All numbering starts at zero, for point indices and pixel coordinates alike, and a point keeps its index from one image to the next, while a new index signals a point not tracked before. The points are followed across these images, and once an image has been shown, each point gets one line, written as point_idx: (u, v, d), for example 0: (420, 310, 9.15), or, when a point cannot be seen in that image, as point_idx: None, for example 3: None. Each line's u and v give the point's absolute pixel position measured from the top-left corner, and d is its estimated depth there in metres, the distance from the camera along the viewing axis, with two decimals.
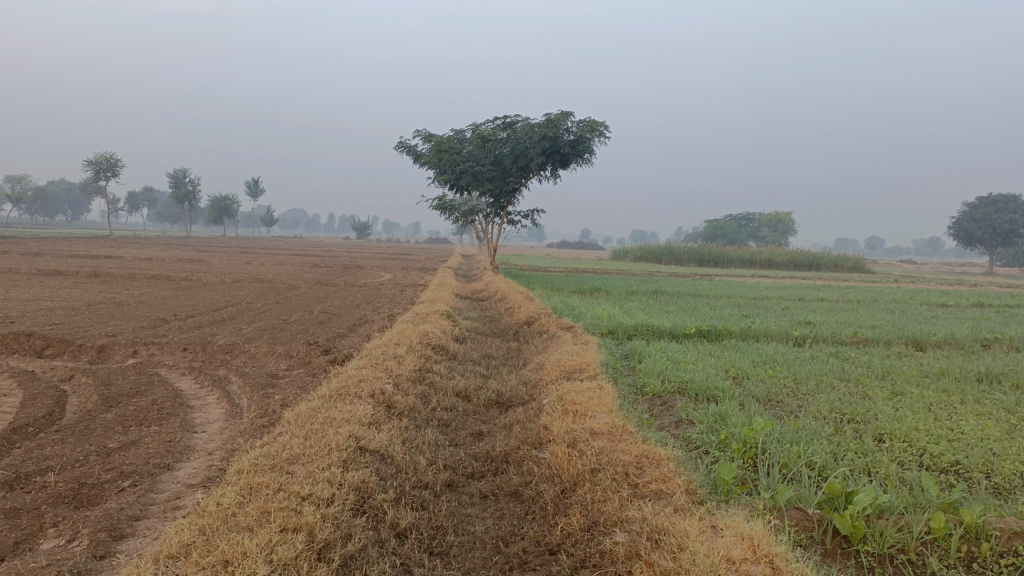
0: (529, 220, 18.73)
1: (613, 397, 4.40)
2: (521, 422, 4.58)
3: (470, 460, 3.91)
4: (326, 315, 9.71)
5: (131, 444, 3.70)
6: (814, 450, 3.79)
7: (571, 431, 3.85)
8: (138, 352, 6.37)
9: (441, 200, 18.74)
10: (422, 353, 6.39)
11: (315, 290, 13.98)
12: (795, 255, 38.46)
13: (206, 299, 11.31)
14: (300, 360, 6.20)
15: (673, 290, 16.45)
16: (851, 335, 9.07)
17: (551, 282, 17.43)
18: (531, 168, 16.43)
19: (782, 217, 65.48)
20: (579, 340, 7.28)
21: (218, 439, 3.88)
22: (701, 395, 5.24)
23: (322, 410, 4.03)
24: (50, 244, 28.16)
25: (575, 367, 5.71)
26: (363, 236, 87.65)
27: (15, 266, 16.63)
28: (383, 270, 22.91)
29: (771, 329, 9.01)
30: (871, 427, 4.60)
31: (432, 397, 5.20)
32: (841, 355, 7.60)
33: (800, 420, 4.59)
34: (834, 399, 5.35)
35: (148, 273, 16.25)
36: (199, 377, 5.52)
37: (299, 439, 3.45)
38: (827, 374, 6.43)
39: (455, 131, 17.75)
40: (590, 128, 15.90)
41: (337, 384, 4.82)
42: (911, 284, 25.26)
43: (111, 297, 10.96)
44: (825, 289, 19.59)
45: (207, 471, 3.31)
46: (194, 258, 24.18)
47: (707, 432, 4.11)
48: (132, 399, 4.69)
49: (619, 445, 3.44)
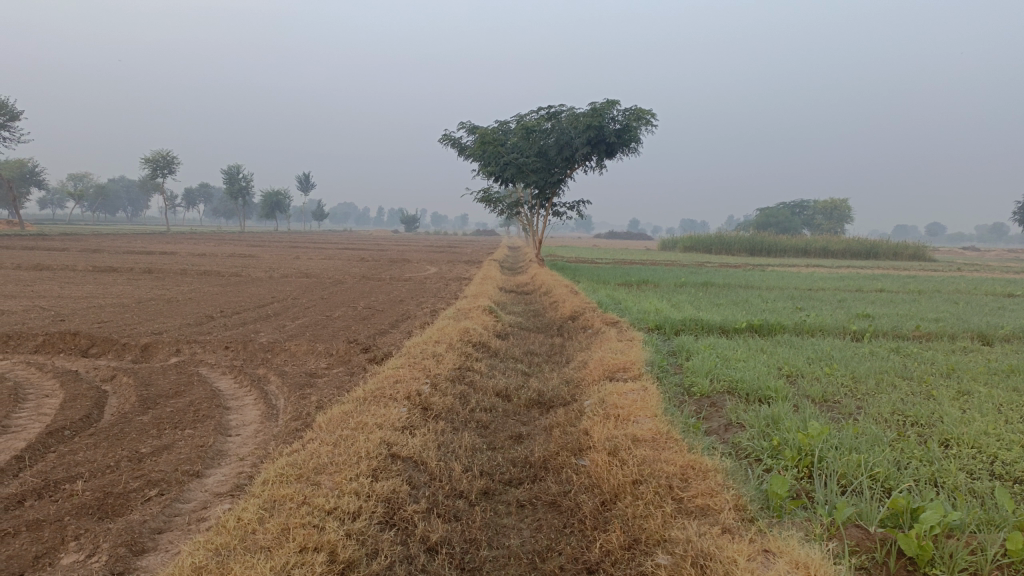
0: (575, 211, 18.48)
1: (658, 400, 4.18)
2: (562, 425, 4.40)
3: (507, 466, 3.76)
4: (369, 311, 9.67)
5: (163, 449, 3.65)
6: (875, 459, 3.54)
7: (612, 438, 3.66)
8: (180, 350, 6.39)
9: (486, 192, 18.63)
10: (463, 351, 6.26)
11: (360, 285, 14.00)
12: (851, 243, 37.38)
13: (253, 295, 11.40)
14: (339, 359, 6.13)
15: (723, 281, 16.03)
16: (912, 329, 8.65)
17: (598, 274, 17.15)
18: (576, 159, 16.17)
19: (836, 204, 63.84)
20: (625, 336, 7.07)
21: (252, 443, 3.81)
22: (752, 395, 5.00)
23: (355, 415, 3.92)
24: (107, 241, 28.98)
25: (619, 366, 5.51)
26: (411, 230, 88.13)
27: (73, 262, 17.09)
28: (430, 263, 22.96)
29: (827, 323, 8.64)
30: (936, 431, 4.31)
31: (470, 397, 5.06)
32: (902, 350, 7.24)
33: (859, 424, 4.33)
34: (895, 400, 5.05)
35: (198, 269, 16.52)
36: (238, 376, 5.48)
37: (329, 447, 3.33)
38: (887, 372, 6.09)
39: (499, 123, 17.60)
40: (636, 117, 15.53)
41: (373, 385, 4.70)
42: (976, 273, 24.18)
43: (160, 294, 11.12)
44: (885, 279, 18.84)
45: (235, 479, 3.23)
46: (245, 253, 24.56)
47: (758, 438, 3.88)
48: (169, 401, 4.66)
49: (664, 454, 3.23)
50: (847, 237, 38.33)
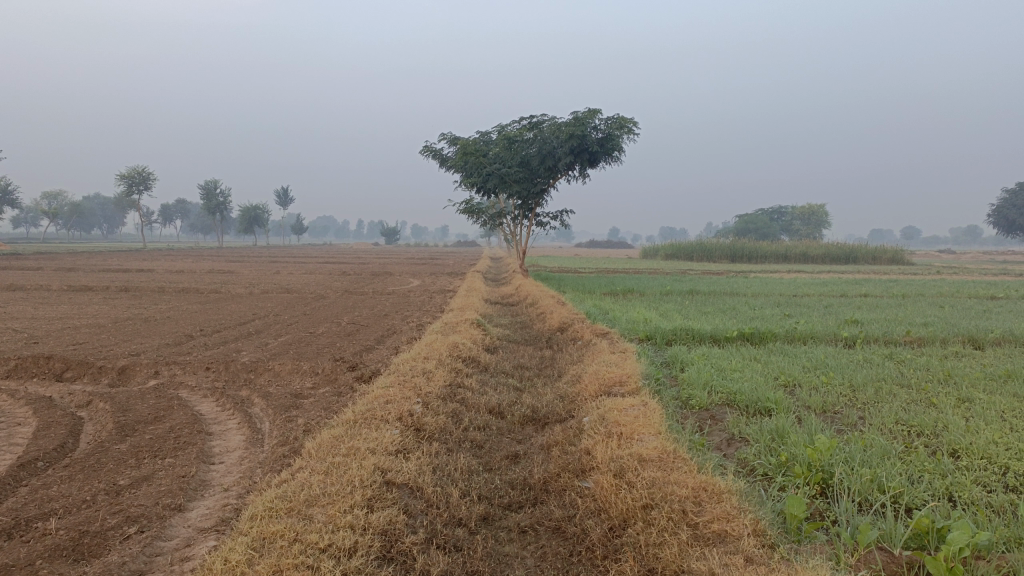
0: (558, 221, 18.39)
1: (660, 417, 4.04)
2: (560, 444, 4.25)
3: (506, 489, 3.59)
4: (353, 326, 9.46)
5: (143, 481, 3.45)
6: (888, 473, 3.43)
7: (616, 459, 3.51)
8: (159, 372, 6.16)
9: (468, 203, 18.49)
10: (453, 368, 6.09)
11: (343, 300, 13.77)
12: (831, 249, 37.65)
13: (233, 312, 11.16)
14: (325, 378, 5.93)
15: (709, 289, 15.97)
16: (903, 334, 8.59)
17: (583, 284, 17.04)
18: (558, 169, 16.08)
19: (814, 210, 64.39)
20: (617, 347, 6.93)
21: (237, 472, 3.61)
22: (752, 407, 4.88)
23: (345, 439, 3.73)
24: (83, 259, 28.57)
25: (614, 381, 5.37)
26: (392, 242, 87.77)
27: (47, 282, 16.72)
28: (413, 275, 22.72)
29: (818, 330, 8.57)
30: (943, 441, 4.21)
31: (463, 415, 4.89)
32: (895, 357, 7.15)
33: (865, 436, 4.22)
34: (898, 409, 4.95)
35: (177, 286, 16.21)
36: (221, 398, 5.27)
37: (320, 475, 3.15)
38: (885, 380, 5.99)
39: (480, 134, 17.49)
40: (618, 126, 15.48)
41: (363, 406, 4.51)
42: (955, 275, 24.29)
43: (138, 313, 10.83)
44: (868, 283, 18.85)
45: (221, 512, 3.04)
46: (223, 269, 24.18)
47: (765, 455, 3.75)
48: (148, 427, 4.45)
49: (673, 476, 3.09)
50: (827, 243, 38.61)
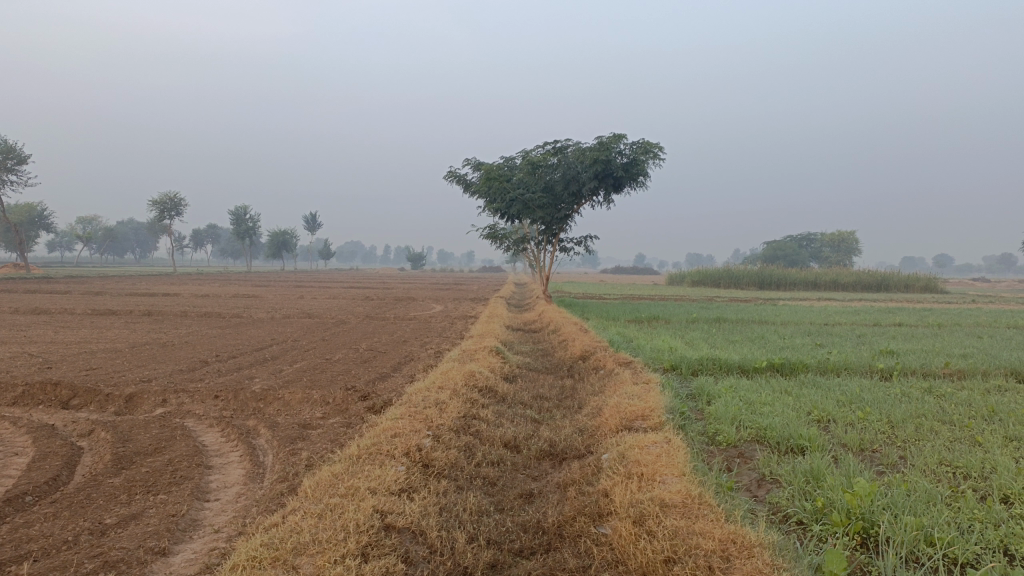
0: (582, 247, 18.18)
1: (683, 455, 3.76)
2: (576, 484, 3.99)
3: (517, 532, 3.33)
4: (371, 353, 9.27)
5: (131, 519, 3.25)
6: (936, 522, 3.12)
7: (636, 503, 3.24)
8: (167, 400, 5.99)
9: (492, 229, 18.35)
10: (468, 398, 5.84)
11: (363, 325, 13.63)
12: (862, 276, 36.95)
13: (252, 337, 11.04)
14: (336, 408, 5.72)
15: (736, 317, 15.60)
16: (942, 366, 8.19)
17: (608, 311, 16.74)
18: (582, 194, 15.89)
19: (844, 237, 63.24)
20: (640, 378, 6.62)
21: (231, 511, 3.40)
22: (783, 445, 4.59)
23: (346, 477, 3.50)
24: (112, 282, 28.90)
25: (636, 415, 5.09)
26: (417, 267, 88.11)
27: (73, 305, 16.81)
28: (436, 301, 22.61)
29: (852, 361, 8.21)
30: (992, 485, 3.88)
31: (476, 449, 4.65)
32: (935, 391, 6.76)
33: (906, 478, 3.90)
34: (941, 448, 4.61)
35: (199, 310, 16.18)
36: (226, 429, 5.07)
37: (313, 519, 2.92)
38: (925, 416, 5.63)
39: (504, 159, 17.37)
40: (644, 151, 15.27)
41: (369, 440, 4.28)
42: (992, 305, 23.60)
43: (156, 338, 10.74)
44: (902, 312, 18.27)
45: (206, 559, 2.83)
46: (248, 293, 24.23)
47: (799, 500, 3.46)
48: (147, 459, 4.26)
49: (698, 525, 2.81)
50: (858, 270, 37.88)
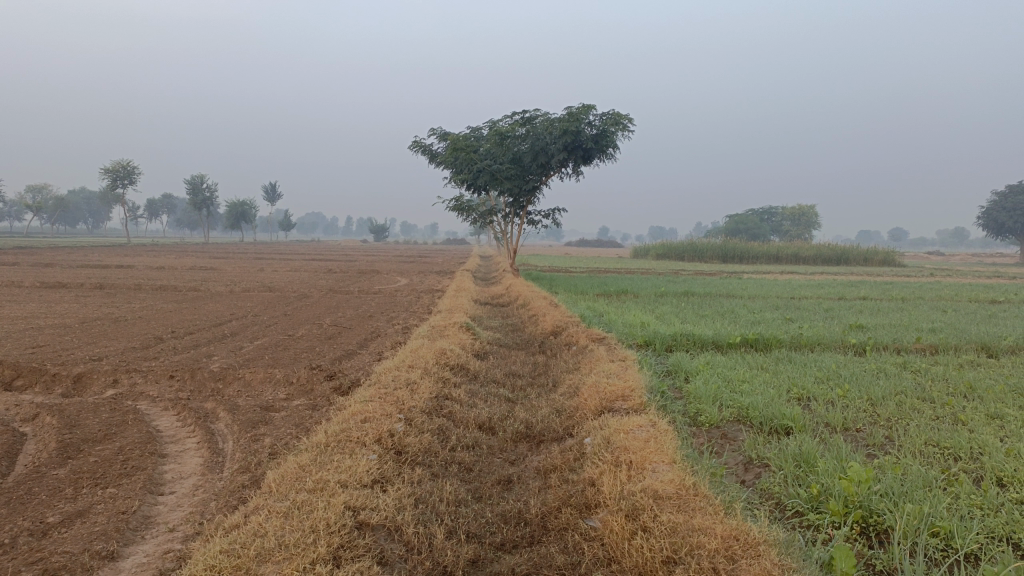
0: (550, 219, 17.95)
1: (671, 440, 3.57)
2: (559, 470, 3.79)
3: (498, 524, 3.12)
4: (335, 328, 8.96)
5: (77, 517, 2.96)
6: (937, 508, 2.98)
7: (627, 495, 3.04)
8: (118, 381, 5.64)
9: (458, 200, 17.99)
10: (440, 378, 5.60)
11: (326, 299, 13.25)
12: (823, 249, 37.43)
13: (210, 312, 10.62)
14: (300, 388, 5.45)
15: (705, 290, 15.58)
16: (913, 341, 8.16)
17: (576, 284, 16.60)
18: (550, 166, 15.60)
19: (804, 210, 63.87)
20: (616, 355, 6.44)
21: (188, 506, 3.12)
22: (767, 425, 4.45)
23: (314, 469, 3.24)
24: (60, 253, 27.97)
25: (616, 396, 4.90)
26: (379, 238, 87.25)
27: (20, 278, 16.09)
28: (400, 274, 22.15)
29: (825, 336, 8.13)
30: (983, 467, 3.76)
31: (451, 432, 4.42)
32: (911, 367, 6.70)
33: (898, 461, 3.77)
34: (927, 427, 4.50)
35: (153, 283, 15.61)
36: (182, 412, 4.76)
37: (278, 519, 2.66)
38: (904, 393, 5.55)
39: (471, 129, 16.99)
40: (613, 121, 14.99)
41: (338, 426, 4.02)
42: (950, 278, 24.05)
43: (108, 312, 10.26)
44: (866, 286, 18.38)
45: (159, 566, 2.57)
46: (205, 265, 23.54)
47: (794, 488, 3.30)
48: (95, 447, 3.95)
49: (697, 521, 2.63)
50: (819, 244, 38.35)
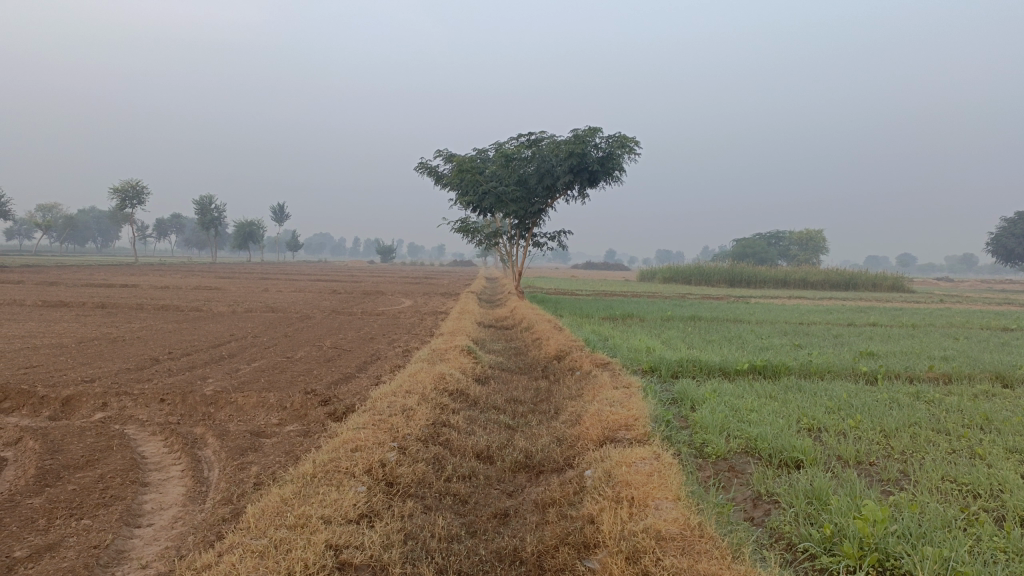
0: (556, 242, 17.82)
1: (675, 474, 3.40)
2: (557, 505, 3.61)
3: (492, 563, 2.94)
4: (335, 351, 8.80)
5: (47, 551, 2.80)
6: (958, 551, 2.79)
7: (627, 535, 2.87)
8: (107, 404, 5.49)
9: (463, 222, 17.90)
10: (438, 403, 5.43)
11: (328, 321, 13.12)
12: (831, 274, 37.18)
13: (210, 333, 10.48)
14: (294, 413, 5.29)
15: (711, 315, 15.38)
16: (925, 369, 7.94)
17: (582, 308, 16.39)
18: (556, 188, 15.52)
19: (811, 235, 63.69)
20: (620, 381, 6.27)
21: (164, 541, 2.97)
22: (776, 457, 4.26)
23: (297, 503, 3.07)
24: (66, 271, 27.97)
25: (619, 425, 4.72)
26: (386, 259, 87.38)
27: (21, 296, 15.97)
28: (405, 296, 22.01)
29: (834, 363, 7.93)
30: (1004, 505, 3.57)
31: (446, 461, 4.25)
32: (923, 397, 6.50)
33: (915, 498, 3.58)
34: (943, 461, 4.31)
35: (156, 303, 15.50)
36: (170, 438, 4.60)
37: (254, 559, 2.51)
38: (918, 424, 5.34)
39: (477, 150, 16.93)
40: (619, 144, 14.90)
41: (327, 455, 3.86)
42: (960, 305, 23.78)
43: (106, 332, 10.13)
44: (876, 312, 18.09)
45: None
46: (210, 285, 23.44)
47: (805, 528, 3.12)
48: (75, 475, 3.79)
49: (701, 566, 2.46)
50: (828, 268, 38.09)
